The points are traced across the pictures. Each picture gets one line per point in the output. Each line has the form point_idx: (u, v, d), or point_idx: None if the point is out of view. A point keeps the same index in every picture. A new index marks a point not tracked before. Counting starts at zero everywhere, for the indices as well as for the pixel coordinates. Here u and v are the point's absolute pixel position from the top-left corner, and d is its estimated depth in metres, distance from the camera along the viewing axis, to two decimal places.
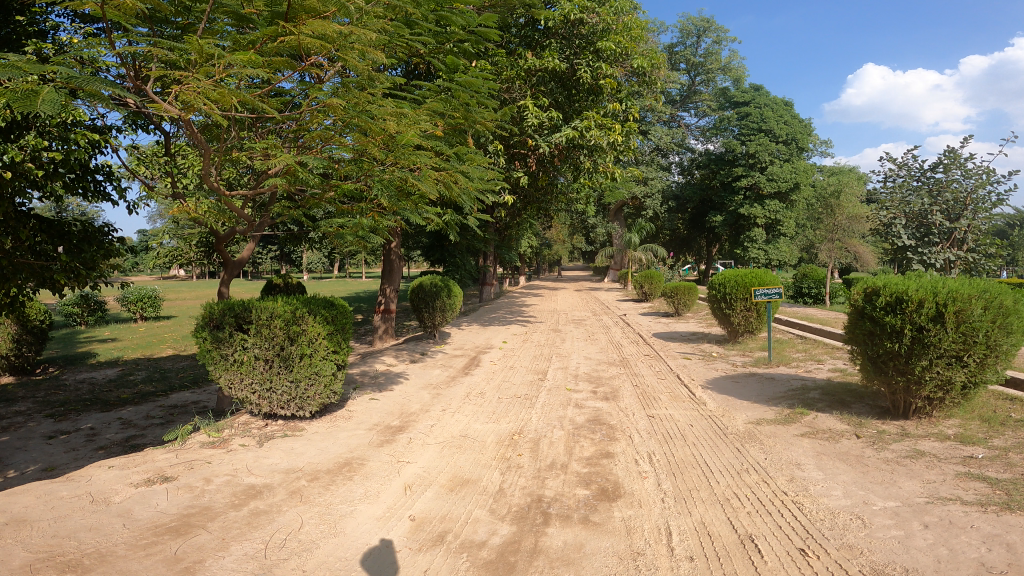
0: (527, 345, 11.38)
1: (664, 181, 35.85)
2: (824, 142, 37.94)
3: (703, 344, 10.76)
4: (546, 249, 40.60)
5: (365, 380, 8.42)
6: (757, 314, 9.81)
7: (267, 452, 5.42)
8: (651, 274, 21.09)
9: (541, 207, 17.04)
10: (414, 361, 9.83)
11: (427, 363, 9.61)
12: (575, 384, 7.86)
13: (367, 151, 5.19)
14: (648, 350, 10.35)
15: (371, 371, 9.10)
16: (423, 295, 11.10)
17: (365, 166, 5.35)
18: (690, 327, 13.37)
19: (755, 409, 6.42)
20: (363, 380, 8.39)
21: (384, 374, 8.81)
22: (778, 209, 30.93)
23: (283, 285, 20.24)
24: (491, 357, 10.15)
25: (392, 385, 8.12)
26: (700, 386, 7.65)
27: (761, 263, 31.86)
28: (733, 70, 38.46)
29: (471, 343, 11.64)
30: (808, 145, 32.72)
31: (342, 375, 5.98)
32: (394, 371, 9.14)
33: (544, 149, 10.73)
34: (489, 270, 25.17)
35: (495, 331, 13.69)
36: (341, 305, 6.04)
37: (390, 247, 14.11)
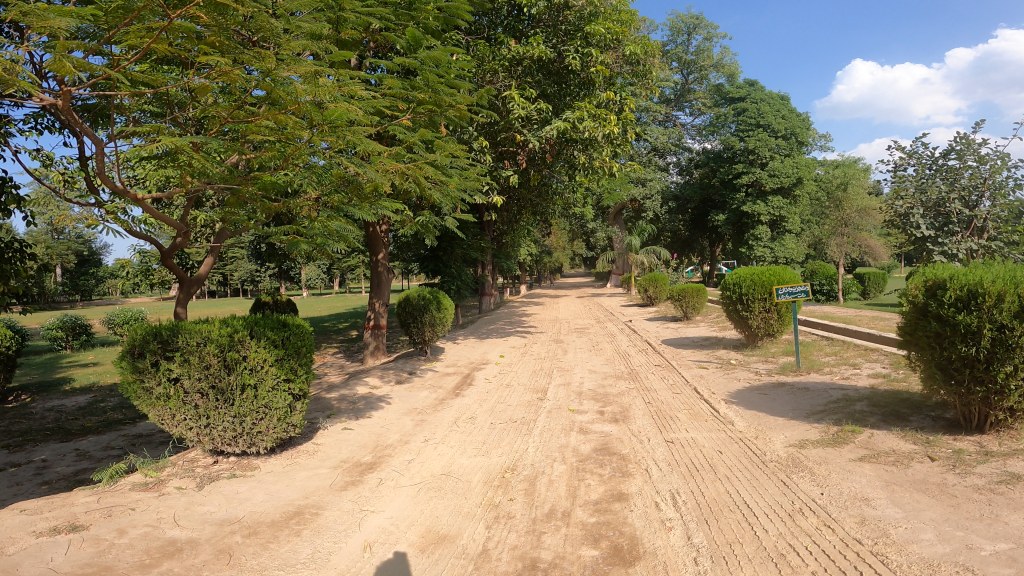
0: (527, 358, 10.43)
1: (663, 181, 34.98)
2: (824, 138, 36.99)
3: (719, 350, 9.81)
4: (545, 256, 39.63)
5: (344, 405, 7.47)
6: (778, 315, 8.82)
7: (205, 497, 4.46)
8: (656, 277, 20.13)
9: (537, 210, 16.13)
10: (402, 381, 8.89)
11: (416, 382, 8.66)
12: (579, 403, 6.90)
13: (289, 129, 4.40)
14: (659, 359, 9.39)
15: (352, 394, 8.15)
16: (409, 309, 10.13)
17: (291, 150, 4.59)
18: (702, 332, 12.39)
19: (795, 429, 5.46)
20: (342, 406, 7.44)
21: (365, 397, 7.85)
22: (782, 205, 29.95)
23: (273, 302, 19.38)
24: (486, 373, 9.21)
25: (374, 410, 7.18)
26: (723, 401, 6.69)
27: (767, 261, 30.77)
28: (727, 67, 37.69)
29: (465, 358, 10.69)
30: (809, 139, 31.80)
31: (304, 406, 5.02)
32: (378, 392, 8.20)
33: (534, 143, 9.85)
34: (488, 280, 24.27)
35: (492, 344, 12.73)
36: (300, 324, 5.12)
37: (377, 258, 13.14)
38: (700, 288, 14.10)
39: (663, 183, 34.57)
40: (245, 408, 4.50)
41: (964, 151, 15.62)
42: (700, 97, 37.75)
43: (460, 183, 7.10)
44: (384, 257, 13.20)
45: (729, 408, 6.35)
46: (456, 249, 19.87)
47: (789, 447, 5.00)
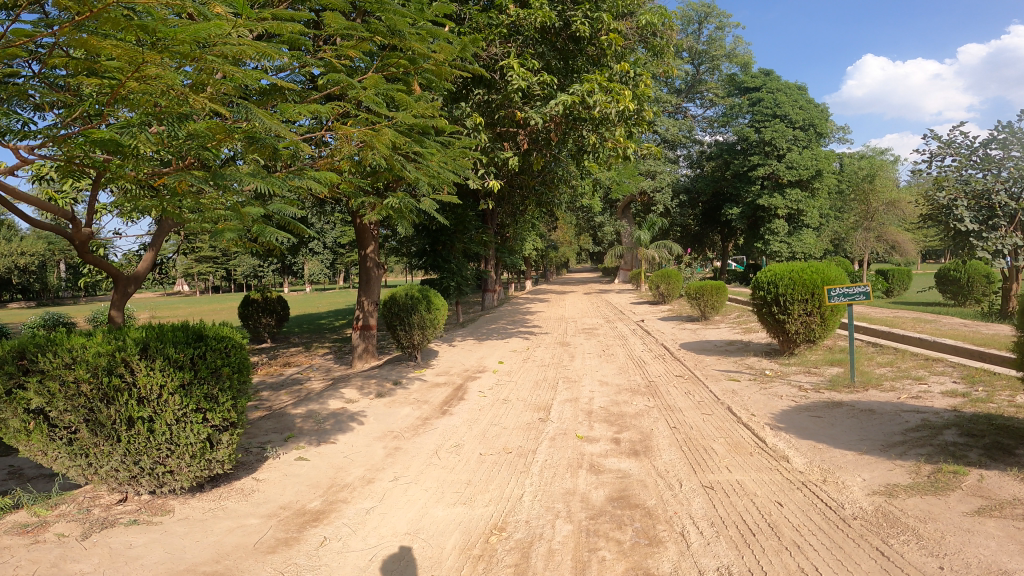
0: (529, 365, 9.24)
1: (674, 174, 33.53)
2: (842, 129, 35.42)
3: (749, 357, 8.58)
4: (551, 252, 38.40)
5: (313, 424, 6.32)
6: (821, 319, 7.53)
7: (86, 552, 3.30)
8: (669, 274, 18.87)
9: (541, 201, 14.92)
10: (385, 392, 7.71)
11: (402, 395, 7.49)
12: (588, 427, 5.73)
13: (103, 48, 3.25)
14: (681, 368, 8.17)
15: (326, 409, 6.99)
16: (396, 311, 8.85)
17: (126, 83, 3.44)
18: (724, 334, 11.15)
19: (875, 469, 4.26)
20: (310, 425, 6.28)
21: (336, 414, 6.69)
22: (800, 198, 28.49)
23: (262, 300, 18.28)
24: (482, 383, 8.03)
25: (345, 432, 6.02)
26: (769, 427, 5.51)
27: (784, 257, 29.27)
28: (740, 56, 36.09)
29: (460, 364, 9.51)
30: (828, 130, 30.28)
31: (235, 439, 3.90)
32: (355, 407, 7.03)
33: (536, 121, 8.59)
34: (490, 277, 23.06)
35: (491, 347, 11.54)
36: (237, 341, 4.00)
37: (365, 253, 11.94)
38: (720, 286, 12.83)
39: (673, 176, 33.19)
40: (138, 445, 3.50)
41: (1009, 140, 14.25)
42: (712, 88, 36.32)
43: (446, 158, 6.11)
44: (373, 251, 12.02)
45: (779, 437, 5.16)
46: (456, 244, 18.68)
47: (873, 498, 3.81)
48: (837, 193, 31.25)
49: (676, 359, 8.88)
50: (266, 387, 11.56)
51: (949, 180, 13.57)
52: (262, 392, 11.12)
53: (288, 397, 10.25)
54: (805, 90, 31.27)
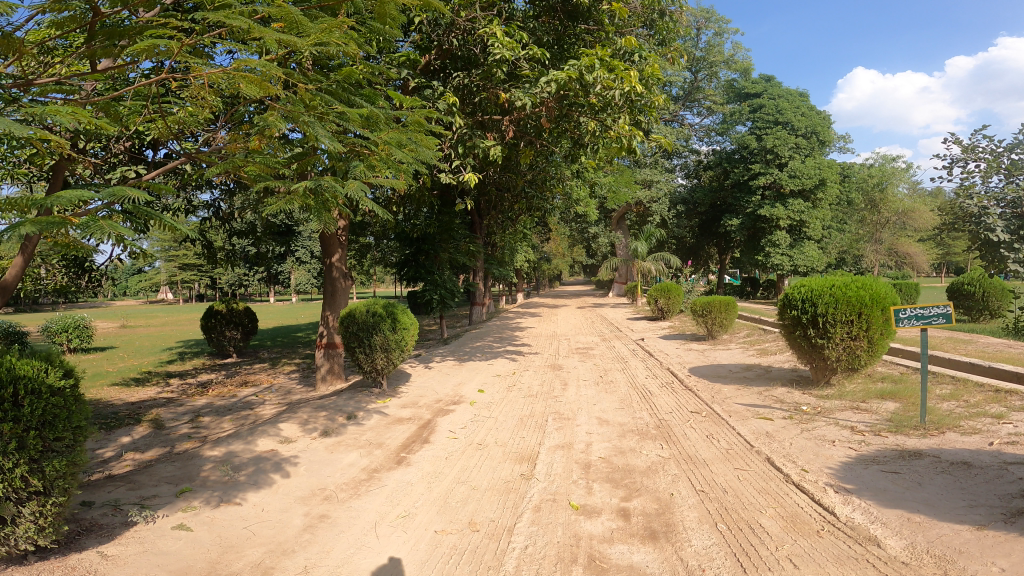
0: (515, 393, 7.86)
1: (670, 183, 32.51)
2: (842, 138, 34.56)
3: (777, 386, 7.26)
4: (544, 263, 37.14)
5: (228, 474, 4.95)
6: (869, 344, 6.19)
7: None
8: (670, 287, 17.58)
9: (531, 205, 13.65)
10: (333, 428, 6.29)
11: (355, 433, 6.07)
12: (588, 492, 4.36)
13: None
14: (696, 401, 6.80)
15: (252, 450, 5.59)
16: (357, 330, 7.36)
17: None
18: (737, 356, 9.81)
19: (1011, 555, 3.06)
20: (226, 476, 4.90)
21: (261, 460, 5.28)
22: (802, 209, 27.44)
23: (227, 311, 16.75)
24: (455, 417, 6.61)
25: (266, 486, 4.65)
26: (836, 489, 4.23)
27: (785, 270, 28.05)
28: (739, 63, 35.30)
29: (433, 390, 8.09)
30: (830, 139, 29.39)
31: (47, 509, 3.01)
32: (290, 447, 5.63)
33: (523, 103, 7.51)
34: (478, 288, 21.68)
35: (472, 369, 10.16)
36: (47, 385, 3.06)
37: (329, 261, 10.48)
38: (730, 302, 11.51)
39: (670, 185, 32.13)
40: None
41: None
42: (711, 95, 35.49)
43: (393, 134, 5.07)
44: (339, 259, 10.52)
45: (853, 507, 3.87)
46: (441, 252, 17.31)
47: None
48: (840, 205, 30.25)
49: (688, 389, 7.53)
50: (209, 412, 10.02)
51: (979, 186, 12.46)
52: (203, 418, 9.59)
53: (231, 425, 8.75)
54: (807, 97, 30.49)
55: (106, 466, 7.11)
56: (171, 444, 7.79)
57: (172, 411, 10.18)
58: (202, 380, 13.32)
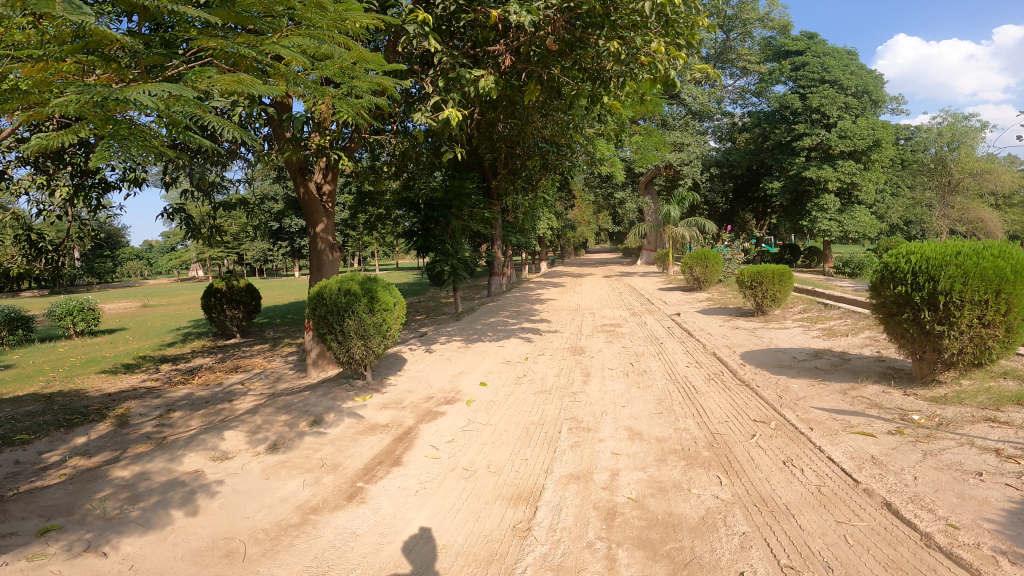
0: (524, 386, 6.42)
1: (703, 147, 30.05)
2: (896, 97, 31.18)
3: (863, 385, 5.63)
4: (569, 232, 35.27)
5: (119, 508, 3.76)
6: (1009, 332, 4.56)
7: None
8: (707, 254, 15.72)
9: (548, 165, 11.97)
10: (285, 439, 5.03)
11: (309, 445, 4.77)
12: (612, 564, 2.92)
13: None
14: (759, 410, 5.25)
15: (170, 472, 4.39)
16: (329, 312, 5.94)
17: None
18: (796, 337, 8.13)
19: None
20: (115, 511, 3.71)
21: (171, 488, 4.05)
22: (854, 170, 24.71)
23: (227, 290, 15.65)
24: (444, 423, 5.24)
25: (156, 530, 3.45)
26: (1014, 561, 2.75)
27: (834, 237, 25.48)
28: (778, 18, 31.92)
29: (426, 382, 6.72)
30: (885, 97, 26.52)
31: None
32: (218, 467, 4.42)
33: (521, 22, 5.73)
34: (495, 259, 20.17)
35: (479, 352, 8.75)
36: None
37: (315, 231, 9.02)
38: (786, 272, 9.64)
39: (703, 148, 29.69)
40: None
41: None
42: (745, 56, 32.46)
43: (289, 39, 3.96)
44: (325, 228, 9.04)
45: None
46: (453, 220, 15.87)
47: None
48: (895, 166, 27.32)
49: (748, 387, 5.95)
50: (183, 407, 8.98)
51: None
52: (173, 414, 8.56)
53: (198, 424, 7.62)
54: (856, 54, 27.54)
55: (40, 476, 6.08)
56: (121, 446, 6.73)
57: (142, 406, 9.25)
58: (191, 365, 12.34)
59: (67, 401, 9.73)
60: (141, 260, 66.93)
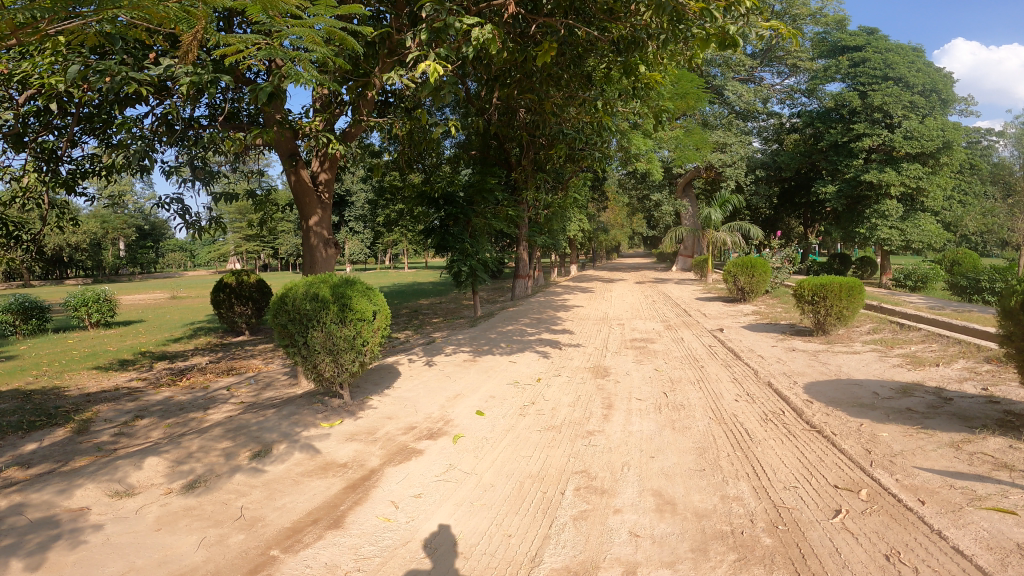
0: (528, 418, 5.29)
1: (747, 148, 28.20)
2: (967, 98, 28.56)
3: (977, 438, 4.24)
4: (602, 236, 33.75)
5: None
6: None
7: None
8: (753, 261, 14.16)
9: (574, 158, 10.77)
10: (211, 476, 4.20)
11: (231, 489, 3.96)
12: None
13: None
14: (843, 475, 3.90)
15: (50, 507, 3.61)
16: (291, 320, 4.88)
17: None
18: (864, 364, 6.72)
19: None
20: None
21: (35, 530, 3.26)
22: (919, 174, 22.49)
23: (235, 285, 14.85)
24: (416, 471, 4.26)
25: None
26: None
27: (894, 247, 23.33)
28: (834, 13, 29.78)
29: (413, 408, 5.67)
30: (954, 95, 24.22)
31: None
32: (111, 507, 3.66)
33: None
34: (521, 261, 19.03)
35: (484, 365, 7.63)
36: None
37: (308, 223, 7.94)
38: (857, 286, 8.13)
39: (747, 149, 27.88)
40: None
41: None
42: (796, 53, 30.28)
43: None
44: (319, 221, 7.97)
45: None
46: (474, 218, 14.85)
47: None
48: (964, 171, 24.89)
49: (821, 434, 4.58)
50: (155, 414, 8.30)
51: None
52: (140, 422, 7.88)
53: (158, 436, 6.86)
54: (922, 49, 25.24)
55: None
56: (62, 457, 6.01)
57: (114, 410, 8.61)
58: (186, 365, 11.73)
59: (45, 399, 9.18)
60: (180, 253, 68.55)
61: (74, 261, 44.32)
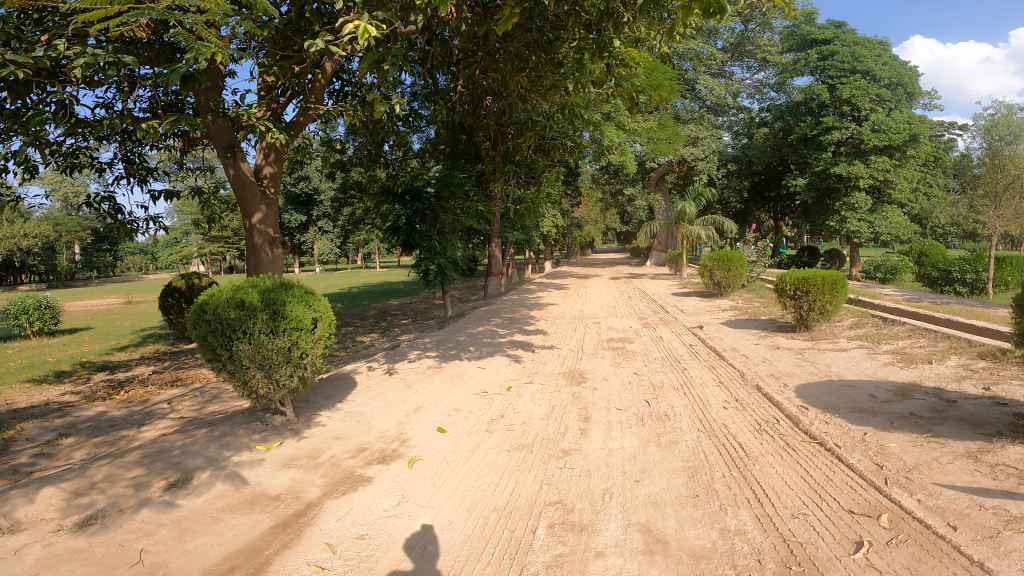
0: (497, 434, 4.72)
1: (719, 141, 28.15)
2: (930, 93, 29.05)
3: (991, 446, 3.85)
4: (576, 231, 33.36)
5: None
6: None
7: None
8: (730, 255, 13.86)
9: (544, 149, 10.22)
10: (112, 512, 3.56)
11: (132, 528, 3.33)
12: None
13: None
14: (856, 497, 3.45)
15: None
16: (212, 331, 4.20)
17: None
18: (852, 362, 6.35)
19: None
20: None
21: None
22: (887, 166, 22.69)
23: (187, 287, 13.90)
24: (362, 503, 3.64)
25: None
26: None
27: (863, 239, 23.54)
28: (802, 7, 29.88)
29: (365, 425, 5.05)
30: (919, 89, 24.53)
31: None
32: None
33: None
34: (493, 258, 18.45)
35: (448, 371, 7.03)
36: None
37: (251, 223, 7.17)
38: (839, 279, 7.75)
39: (718, 143, 27.82)
40: None
41: None
42: (765, 47, 30.34)
43: None
44: (263, 220, 7.21)
45: None
46: (441, 213, 14.19)
47: None
48: (928, 163, 25.26)
49: (824, 449, 4.16)
50: (83, 431, 7.52)
51: None
52: (65, 441, 7.09)
53: (79, 459, 6.09)
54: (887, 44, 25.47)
55: None
56: None
57: (39, 428, 7.78)
58: (129, 375, 10.85)
59: None
60: (141, 254, 65.83)
61: (25, 264, 41.98)
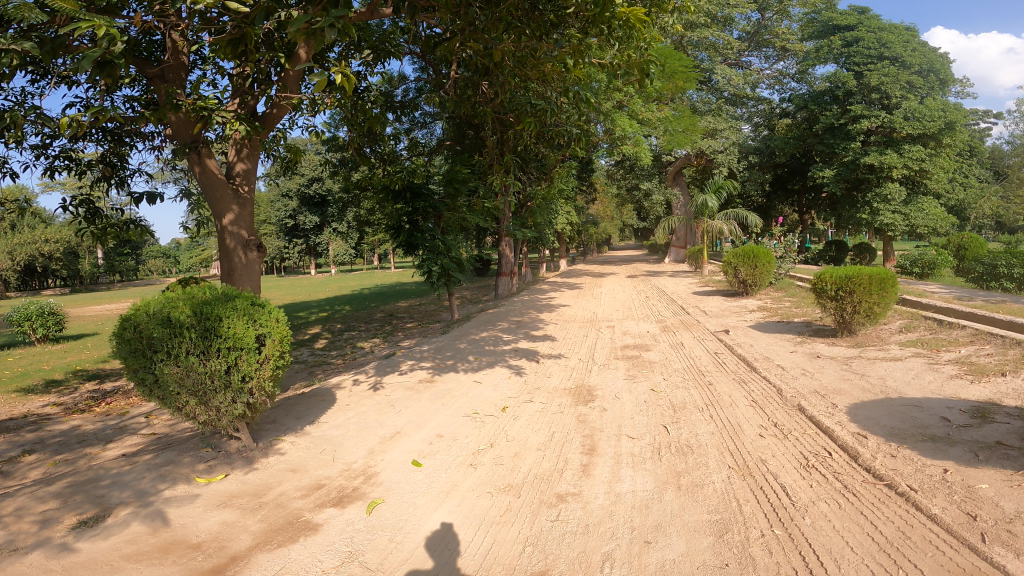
0: (479, 471, 3.90)
1: (738, 133, 26.91)
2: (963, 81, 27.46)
3: None
4: (591, 229, 32.39)
5: None
6: None
7: None
8: (756, 252, 12.83)
9: (548, 139, 9.36)
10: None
11: None
12: None
13: None
14: (946, 565, 2.56)
15: None
16: (133, 352, 3.52)
17: None
18: (912, 374, 5.37)
19: None
20: None
21: None
22: (922, 155, 21.32)
23: None
24: (295, 565, 2.85)
25: None
26: None
27: (897, 233, 22.11)
28: None
29: (330, 456, 4.28)
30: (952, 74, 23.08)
31: None
32: None
33: None
34: (504, 258, 17.64)
35: (440, 386, 6.22)
36: None
37: (222, 225, 6.46)
38: (888, 277, 6.82)
39: (738, 135, 26.58)
40: None
41: None
42: (784, 35, 28.96)
43: None
44: (235, 221, 6.49)
45: None
46: (445, 212, 13.43)
47: None
48: (964, 152, 23.77)
49: (893, 493, 3.26)
50: (51, 447, 6.89)
51: None
52: (27, 459, 6.48)
53: (27, 481, 5.42)
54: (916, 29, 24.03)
55: None
56: None
57: (6, 443, 7.19)
58: (117, 386, 10.26)
59: None
60: (162, 259, 66.54)
61: (49, 270, 42.43)
